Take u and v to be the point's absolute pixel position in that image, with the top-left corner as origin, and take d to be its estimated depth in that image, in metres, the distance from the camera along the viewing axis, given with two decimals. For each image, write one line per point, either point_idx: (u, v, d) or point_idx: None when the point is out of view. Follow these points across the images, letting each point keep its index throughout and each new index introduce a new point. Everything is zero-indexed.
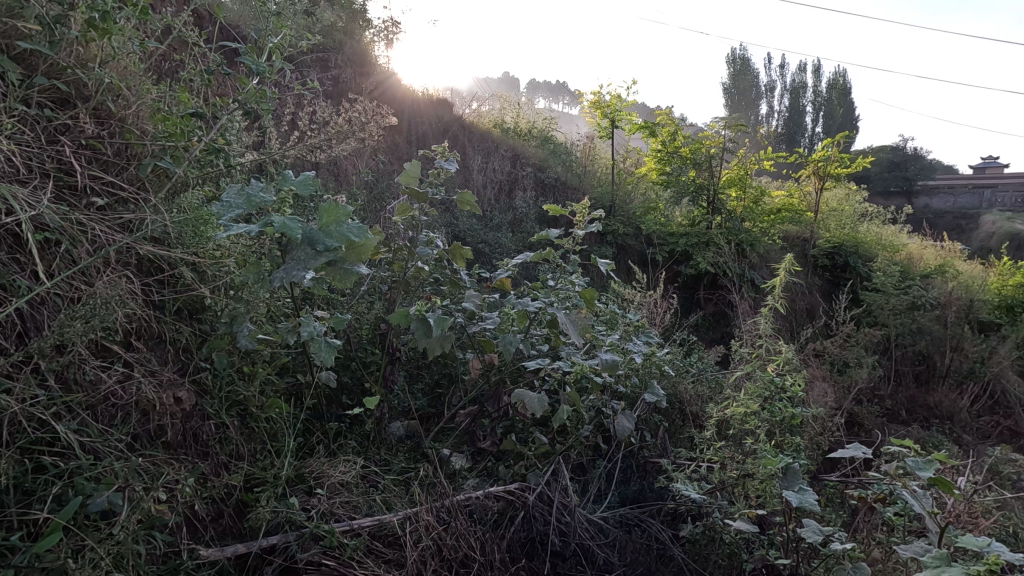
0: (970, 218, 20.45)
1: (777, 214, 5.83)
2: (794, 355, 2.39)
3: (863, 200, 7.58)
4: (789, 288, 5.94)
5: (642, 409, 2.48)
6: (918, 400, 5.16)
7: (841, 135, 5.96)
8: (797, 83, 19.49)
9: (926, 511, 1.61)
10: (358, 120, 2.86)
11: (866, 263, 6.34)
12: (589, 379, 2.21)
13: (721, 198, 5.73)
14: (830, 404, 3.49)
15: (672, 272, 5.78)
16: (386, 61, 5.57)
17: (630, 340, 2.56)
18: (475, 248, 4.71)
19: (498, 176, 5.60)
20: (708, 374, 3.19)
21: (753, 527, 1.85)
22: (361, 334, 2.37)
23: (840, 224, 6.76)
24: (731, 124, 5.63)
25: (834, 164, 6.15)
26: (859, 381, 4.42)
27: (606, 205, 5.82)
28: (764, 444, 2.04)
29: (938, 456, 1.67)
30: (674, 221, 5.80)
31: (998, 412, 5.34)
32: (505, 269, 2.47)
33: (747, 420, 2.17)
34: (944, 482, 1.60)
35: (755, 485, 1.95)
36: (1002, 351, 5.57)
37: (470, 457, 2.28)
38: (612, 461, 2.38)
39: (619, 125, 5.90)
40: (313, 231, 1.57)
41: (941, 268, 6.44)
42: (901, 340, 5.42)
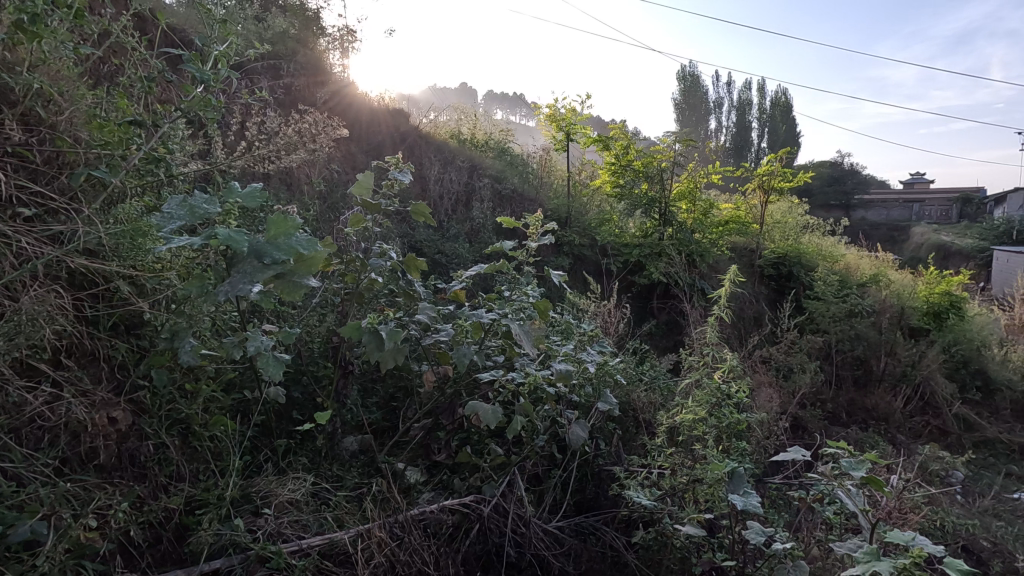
0: (902, 230, 21.84)
1: (725, 226, 6.07)
2: (739, 363, 2.48)
3: (805, 213, 7.98)
4: (737, 297, 6.19)
5: (596, 418, 2.52)
6: (857, 403, 5.43)
7: (783, 151, 6.27)
8: (743, 100, 20.40)
9: (859, 509, 1.70)
10: (309, 131, 2.82)
11: (809, 273, 6.66)
12: (543, 389, 2.23)
13: (672, 210, 5.93)
14: (775, 409, 3.64)
15: (627, 282, 5.90)
16: (341, 70, 5.53)
17: (584, 349, 2.62)
18: (432, 258, 4.72)
19: (456, 187, 5.60)
20: (660, 382, 3.28)
21: (700, 531, 1.90)
22: (313, 347, 2.32)
23: (783, 235, 7.09)
24: (681, 138, 5.83)
25: (777, 178, 6.50)
26: (801, 386, 4.63)
27: (563, 216, 5.90)
28: (711, 450, 2.11)
29: (869, 457, 1.77)
30: (627, 232, 5.94)
31: (928, 412, 5.69)
32: (460, 280, 2.46)
33: (696, 426, 2.23)
34: (874, 480, 1.69)
35: (704, 489, 2.01)
36: (930, 355, 5.93)
37: (425, 470, 2.27)
38: (567, 471, 2.40)
39: (575, 138, 6.02)
40: (260, 244, 1.54)
41: (875, 278, 6.83)
42: (840, 346, 5.72)
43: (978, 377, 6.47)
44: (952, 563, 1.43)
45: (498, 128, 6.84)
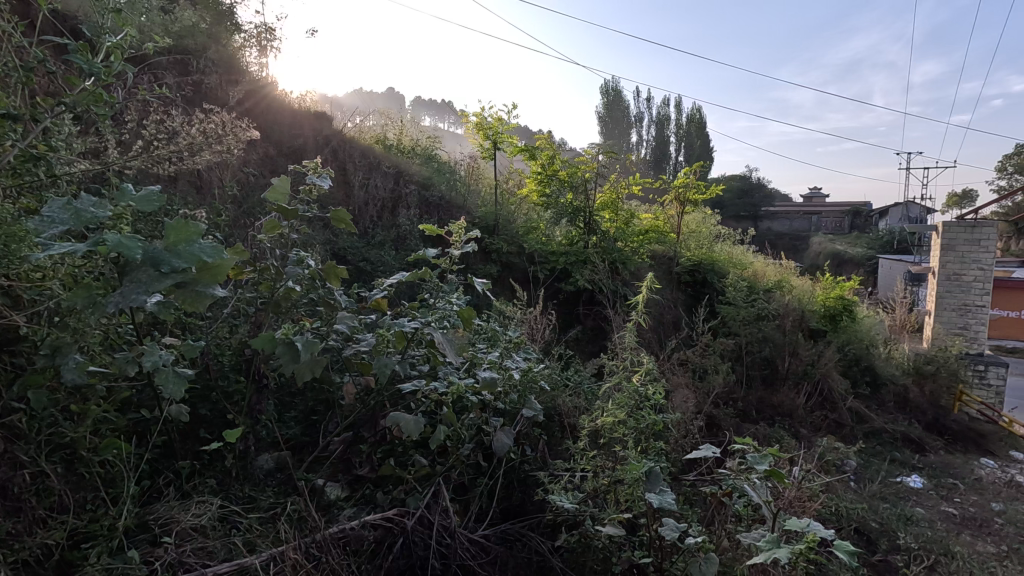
0: (802, 240, 23.78)
1: (645, 235, 6.35)
2: (655, 366, 2.59)
3: (717, 223, 8.50)
4: (656, 303, 6.48)
5: (522, 424, 2.54)
6: (766, 401, 5.81)
7: (697, 165, 6.67)
8: (662, 116, 21.48)
9: (762, 501, 1.81)
10: (218, 132, 2.67)
11: (721, 279, 7.09)
12: (467, 397, 2.21)
13: (596, 219, 6.13)
14: (692, 409, 3.82)
15: (553, 289, 6.01)
16: (259, 69, 5.29)
17: (509, 356, 2.64)
18: (356, 266, 4.61)
19: (381, 193, 5.50)
20: (584, 387, 3.36)
21: (620, 530, 1.96)
22: (223, 360, 2.19)
23: (698, 244, 7.50)
24: (604, 150, 6.07)
25: (692, 191, 6.91)
26: (715, 386, 4.90)
27: (491, 223, 5.92)
28: (631, 451, 2.17)
29: (771, 451, 1.89)
30: (554, 240, 6.06)
31: (826, 407, 6.19)
32: (382, 288, 2.39)
33: (616, 428, 2.30)
34: (775, 473, 1.80)
35: (624, 490, 2.07)
36: (828, 354, 6.46)
37: (346, 486, 2.19)
38: (494, 478, 2.39)
39: (502, 147, 6.09)
40: (157, 251, 1.43)
41: (780, 284, 7.38)
42: (750, 348, 6.12)
43: (867, 373, 7.13)
44: (842, 545, 1.55)
45: (425, 135, 6.77)
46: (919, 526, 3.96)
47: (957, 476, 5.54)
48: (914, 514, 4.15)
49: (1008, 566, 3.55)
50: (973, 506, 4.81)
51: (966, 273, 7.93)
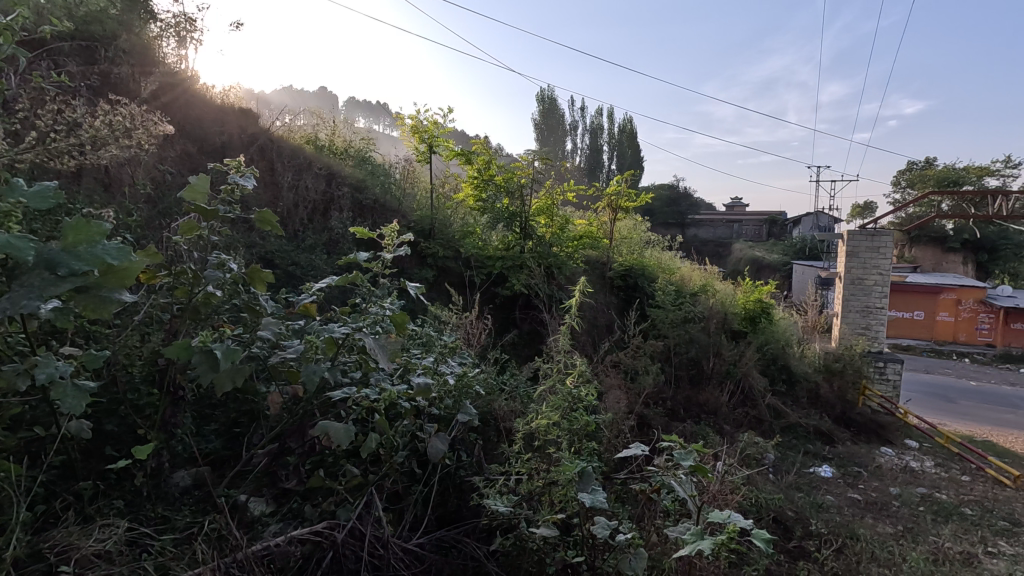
0: (725, 246, 25.18)
1: (579, 241, 6.49)
2: (588, 368, 2.64)
3: (647, 230, 8.83)
4: (590, 307, 6.63)
5: (457, 429, 2.52)
6: (693, 400, 6.08)
7: (628, 174, 6.90)
8: (595, 125, 22.12)
9: (687, 495, 1.88)
10: (128, 125, 2.48)
11: (651, 283, 7.36)
12: (400, 404, 2.16)
13: (532, 224, 6.19)
14: (624, 409, 3.93)
15: (489, 293, 6.02)
16: (177, 60, 4.99)
17: (443, 362, 2.61)
18: (285, 270, 4.44)
19: (312, 195, 5.31)
20: (519, 390, 3.38)
21: (553, 531, 1.98)
22: (132, 372, 2.02)
23: (629, 250, 7.76)
24: (539, 157, 6.16)
25: (624, 198, 7.14)
26: (645, 387, 5.08)
27: (427, 228, 5.84)
28: (564, 452, 2.21)
29: (695, 447, 1.98)
30: (490, 245, 6.08)
31: (747, 404, 6.56)
32: (310, 293, 2.30)
33: (550, 430, 2.33)
34: (698, 468, 1.89)
35: (558, 491, 2.10)
36: (748, 353, 6.85)
37: (272, 500, 2.09)
38: (428, 485, 2.36)
39: (437, 150, 6.05)
40: (52, 253, 1.31)
41: (705, 288, 7.76)
42: (677, 349, 6.40)
43: (783, 371, 7.62)
44: (758, 534, 1.64)
45: (359, 136, 6.57)
46: (829, 513, 4.28)
47: (861, 464, 6.02)
48: (824, 502, 4.48)
49: (904, 544, 3.90)
50: (875, 492, 5.25)
51: (867, 278, 8.65)
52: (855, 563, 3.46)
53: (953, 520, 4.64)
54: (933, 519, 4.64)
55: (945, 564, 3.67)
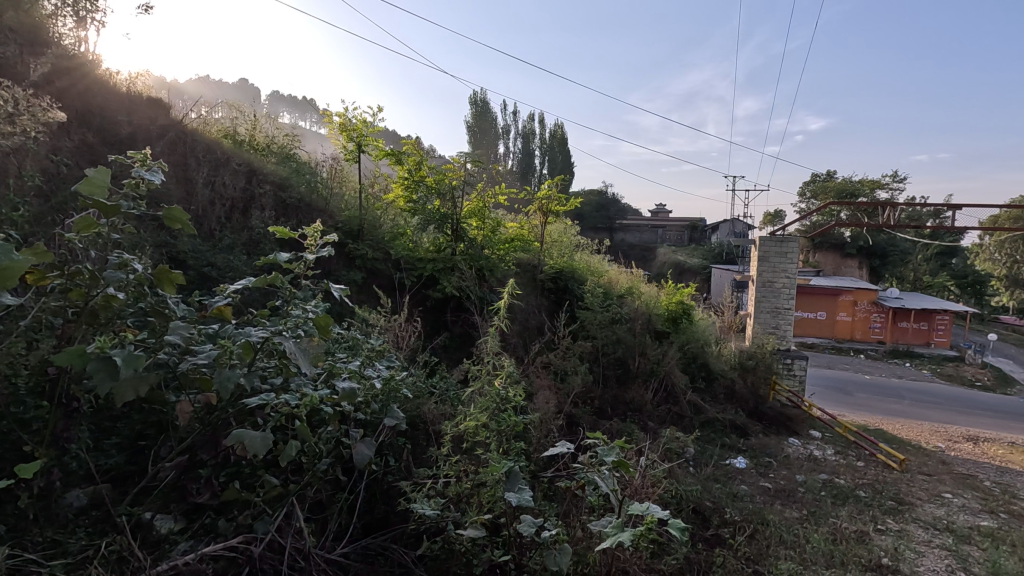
0: (651, 251, 26.30)
1: (510, 244, 6.56)
2: (516, 369, 2.67)
3: (576, 234, 9.06)
4: (521, 309, 6.71)
5: (384, 434, 2.47)
6: (620, 398, 6.29)
7: (559, 179, 7.06)
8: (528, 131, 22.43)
9: (610, 489, 1.94)
10: (11, 111, 2.24)
11: (580, 286, 7.55)
12: (323, 410, 2.08)
13: (463, 226, 6.16)
14: (553, 409, 4.01)
15: (420, 296, 5.95)
16: (73, 43, 4.63)
17: (369, 365, 2.55)
18: (200, 271, 4.18)
19: (230, 192, 5.03)
20: (449, 393, 3.36)
21: (480, 531, 1.99)
22: (16, 382, 1.83)
23: (559, 253, 7.92)
24: (471, 159, 6.16)
25: (554, 203, 7.30)
26: (574, 386, 5.20)
27: (355, 228, 5.68)
28: (492, 453, 2.22)
29: (617, 443, 2.05)
30: (421, 247, 6.01)
31: (670, 401, 6.87)
32: (224, 295, 2.17)
33: (478, 432, 2.33)
34: (620, 462, 1.95)
35: (486, 492, 2.11)
36: (670, 353, 7.17)
37: (181, 517, 1.94)
38: (354, 493, 2.31)
39: (366, 150, 5.91)
40: None
41: (630, 290, 8.07)
42: (605, 349, 6.60)
43: (702, 369, 8.04)
44: (674, 523, 1.72)
45: (282, 131, 6.27)
46: (743, 501, 4.57)
47: (772, 454, 6.47)
48: (738, 491, 4.77)
49: (807, 526, 4.23)
50: (783, 480, 5.65)
51: (776, 281, 9.30)
52: (764, 546, 3.72)
53: (849, 502, 5.09)
54: (832, 502, 5.06)
55: (842, 543, 4.02)
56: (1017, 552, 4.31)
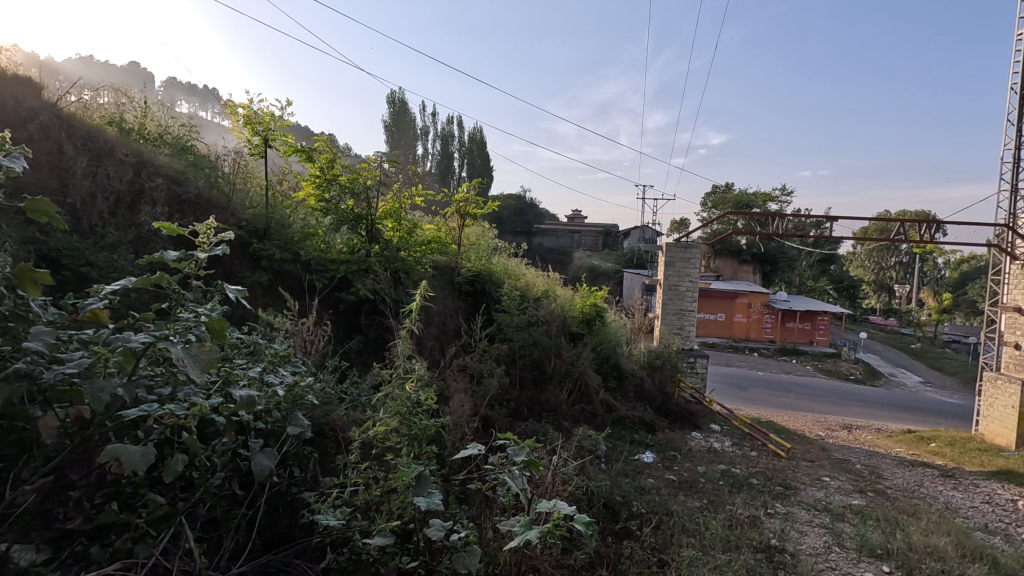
0: (567, 255, 27.09)
1: (427, 246, 6.47)
2: (427, 372, 2.63)
3: (494, 237, 9.11)
4: (438, 312, 6.64)
5: (288, 444, 2.35)
6: (536, 399, 6.39)
7: (477, 182, 7.06)
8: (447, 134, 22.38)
9: (519, 488, 1.97)
10: None
11: (498, 288, 7.61)
12: (216, 420, 1.94)
13: (379, 227, 5.99)
14: (468, 412, 3.99)
15: (332, 299, 5.73)
16: None
17: (271, 372, 2.41)
18: (76, 272, 3.80)
19: (115, 185, 4.59)
20: (360, 399, 3.25)
21: (388, 539, 1.94)
22: None
23: (477, 256, 7.92)
24: (386, 159, 6.02)
25: (472, 205, 7.28)
26: (491, 389, 5.21)
27: (261, 227, 5.35)
28: (402, 459, 2.18)
29: (527, 442, 2.07)
30: (333, 248, 5.78)
31: (583, 400, 7.08)
32: (100, 297, 1.95)
33: (388, 437, 2.28)
34: (530, 462, 1.98)
35: (396, 500, 2.06)
36: (585, 354, 7.38)
37: (45, 546, 1.68)
38: (253, 508, 2.18)
39: (273, 144, 5.59)
40: None
41: (546, 293, 8.23)
42: (522, 351, 6.68)
43: (615, 369, 8.35)
44: (579, 518, 1.77)
45: (178, 121, 5.79)
46: (650, 494, 4.80)
47: (677, 448, 6.84)
48: (646, 485, 5.01)
49: (707, 515, 4.51)
50: (686, 471, 6.00)
51: (681, 284, 9.85)
52: (669, 536, 3.92)
53: (744, 490, 5.50)
54: (729, 490, 5.44)
55: (737, 528, 4.33)
56: (881, 526, 4.85)
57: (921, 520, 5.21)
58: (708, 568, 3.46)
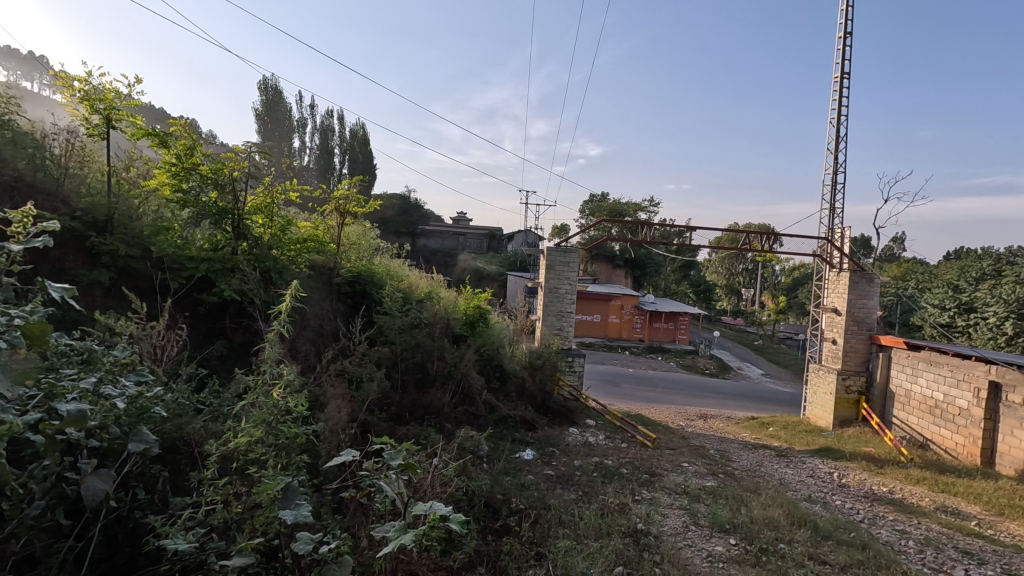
0: (452, 257, 27.12)
1: (301, 245, 6.14)
2: (297, 377, 2.47)
3: (376, 237, 8.84)
4: (314, 313, 6.29)
5: (130, 463, 2.08)
6: (418, 402, 6.28)
7: (357, 180, 6.82)
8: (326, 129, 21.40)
9: (394, 493, 1.91)
10: None
11: (379, 290, 7.38)
12: (35, 439, 1.66)
13: (247, 223, 5.51)
14: (344, 418, 3.81)
15: (191, 300, 5.22)
16: None
17: (110, 382, 2.11)
18: None
19: None
20: (219, 409, 2.96)
21: (250, 558, 1.79)
22: None
23: (357, 256, 7.65)
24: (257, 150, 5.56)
25: (352, 204, 7.02)
26: (370, 394, 5.02)
27: (102, 219, 4.68)
28: (267, 470, 2.02)
29: (404, 445, 2.01)
30: (192, 245, 5.21)
31: (465, 402, 7.10)
32: None
33: (252, 448, 2.11)
34: (407, 465, 1.92)
35: (260, 516, 1.91)
36: (468, 355, 7.40)
37: None
38: (82, 538, 1.90)
39: (119, 125, 4.93)
40: None
41: (430, 295, 8.15)
42: (403, 354, 6.54)
43: (497, 370, 8.48)
44: (455, 518, 1.76)
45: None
46: (529, 490, 4.93)
47: (555, 444, 7.10)
48: (526, 482, 5.14)
49: (581, 505, 4.75)
50: (563, 465, 6.26)
51: (560, 287, 10.25)
52: (546, 529, 4.06)
53: (614, 480, 5.86)
54: (602, 481, 5.77)
55: (607, 516, 4.60)
56: (730, 504, 5.44)
57: (760, 496, 5.93)
58: (581, 556, 3.64)
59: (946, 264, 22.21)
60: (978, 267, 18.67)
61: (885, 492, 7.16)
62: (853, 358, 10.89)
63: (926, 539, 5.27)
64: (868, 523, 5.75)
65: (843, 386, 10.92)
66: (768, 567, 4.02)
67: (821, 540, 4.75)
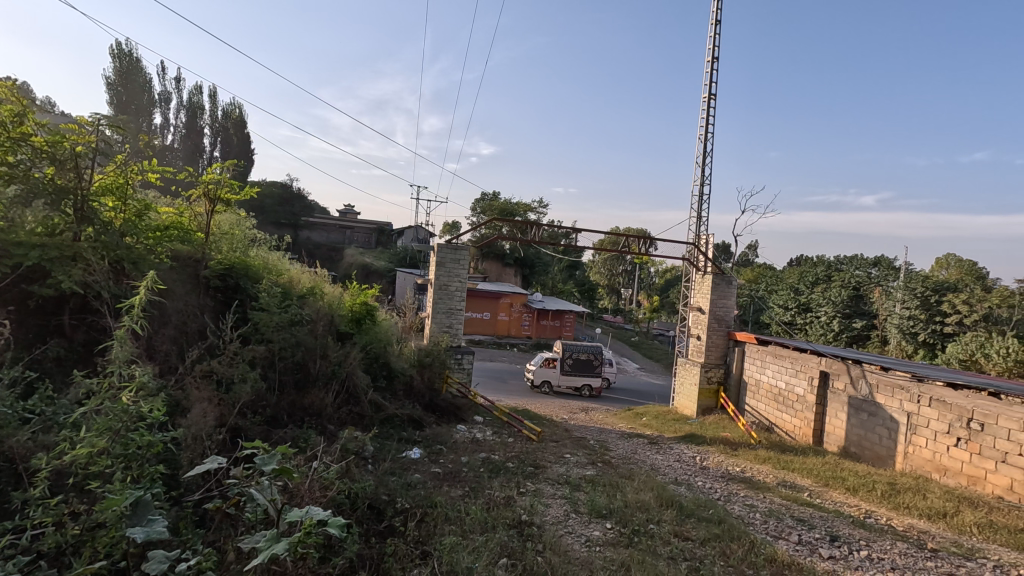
0: (338, 252, 26.01)
1: (162, 232, 5.76)
2: (154, 379, 2.22)
3: (252, 227, 8.19)
4: (178, 308, 5.68)
5: None
6: (297, 404, 5.91)
7: (229, 165, 6.36)
8: None
9: (266, 501, 1.78)
10: None
11: (255, 284, 6.85)
12: None
13: (93, 206, 4.84)
14: (211, 423, 3.48)
15: (20, 292, 4.49)
16: None
17: None
18: None
19: None
20: (52, 417, 2.57)
21: None
22: None
23: (231, 247, 7.03)
24: (110, 123, 4.85)
25: (223, 189, 6.51)
26: (242, 396, 4.63)
27: None
28: (114, 484, 1.80)
29: (279, 449, 1.88)
30: (20, 228, 4.46)
31: (349, 402, 6.81)
32: None
33: (96, 461, 1.86)
34: (283, 471, 1.80)
35: (104, 535, 1.70)
36: (353, 354, 7.11)
37: None
38: None
39: None
40: None
41: (313, 290, 7.73)
42: (282, 353, 6.11)
43: (383, 368, 8.25)
44: (333, 523, 1.68)
45: None
46: (414, 489, 4.85)
47: (443, 442, 7.06)
48: (412, 481, 5.06)
49: (467, 501, 4.78)
50: (451, 463, 6.25)
51: (451, 284, 10.20)
52: (431, 527, 4.02)
53: (501, 475, 5.97)
54: (488, 476, 5.85)
55: (493, 510, 4.67)
56: (607, 491, 5.77)
57: (634, 481, 6.37)
58: (466, 552, 3.66)
59: (789, 269, 25.33)
60: (813, 272, 21.52)
61: (739, 471, 8.03)
62: (714, 352, 12.06)
63: (770, 511, 5.99)
64: (724, 501, 6.40)
65: (706, 378, 12.06)
66: (639, 547, 4.33)
67: (684, 518, 5.21)
